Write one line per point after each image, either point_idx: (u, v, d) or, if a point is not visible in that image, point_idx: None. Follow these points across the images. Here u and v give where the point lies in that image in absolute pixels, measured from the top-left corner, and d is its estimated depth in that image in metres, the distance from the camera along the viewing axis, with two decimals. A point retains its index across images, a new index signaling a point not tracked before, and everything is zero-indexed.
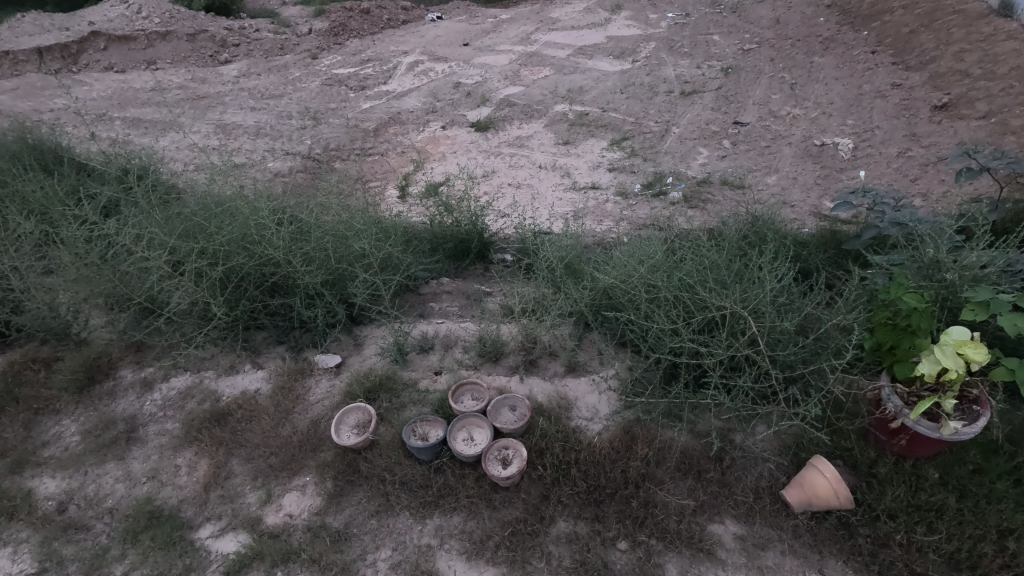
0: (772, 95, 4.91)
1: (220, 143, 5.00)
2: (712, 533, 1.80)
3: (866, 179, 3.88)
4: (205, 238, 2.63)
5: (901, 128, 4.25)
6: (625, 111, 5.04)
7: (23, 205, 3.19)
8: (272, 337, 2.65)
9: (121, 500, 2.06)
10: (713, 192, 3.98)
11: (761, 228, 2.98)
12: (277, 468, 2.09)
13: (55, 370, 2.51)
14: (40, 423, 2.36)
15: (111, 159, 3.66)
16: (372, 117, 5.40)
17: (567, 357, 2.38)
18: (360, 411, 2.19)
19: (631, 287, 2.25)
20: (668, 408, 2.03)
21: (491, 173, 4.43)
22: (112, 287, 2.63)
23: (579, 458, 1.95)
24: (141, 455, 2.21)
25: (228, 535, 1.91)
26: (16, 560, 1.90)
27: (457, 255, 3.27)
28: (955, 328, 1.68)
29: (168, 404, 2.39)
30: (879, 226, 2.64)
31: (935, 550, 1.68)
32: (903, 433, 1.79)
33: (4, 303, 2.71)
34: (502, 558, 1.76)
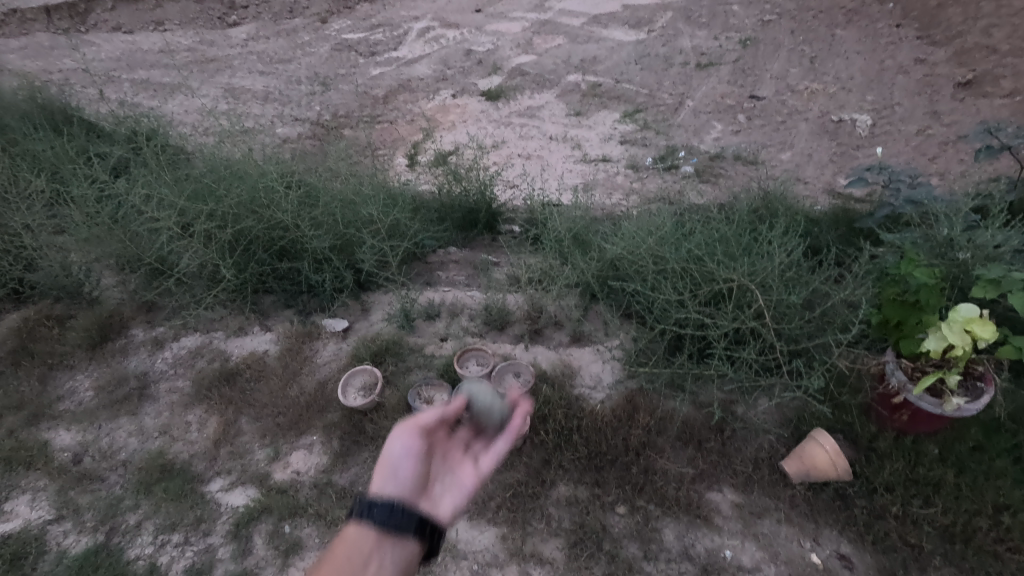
0: (791, 69, 4.79)
1: (228, 107, 4.96)
2: (710, 500, 1.82)
3: (883, 157, 3.81)
4: (214, 201, 2.64)
5: (922, 105, 4.14)
6: (638, 82, 4.94)
7: (34, 164, 3.20)
8: (280, 300, 2.68)
9: (134, 453, 2.12)
10: (725, 167, 3.93)
11: (773, 204, 2.94)
12: (284, 427, 2.13)
13: (69, 327, 2.56)
14: (54, 378, 2.42)
15: (120, 120, 3.65)
16: (381, 85, 5.33)
17: (572, 327, 2.39)
18: (366, 373, 2.23)
19: (639, 259, 2.25)
20: (671, 379, 2.05)
21: (501, 144, 4.38)
22: (124, 247, 2.66)
23: (581, 425, 1.98)
24: (153, 411, 2.26)
25: (238, 489, 1.97)
26: (34, 507, 1.97)
27: (466, 225, 3.22)
28: (964, 304, 1.66)
29: (179, 363, 2.43)
30: (894, 204, 2.62)
31: (931, 523, 1.70)
32: (905, 409, 1.80)
33: (18, 260, 2.75)
34: (503, 519, 1.80)
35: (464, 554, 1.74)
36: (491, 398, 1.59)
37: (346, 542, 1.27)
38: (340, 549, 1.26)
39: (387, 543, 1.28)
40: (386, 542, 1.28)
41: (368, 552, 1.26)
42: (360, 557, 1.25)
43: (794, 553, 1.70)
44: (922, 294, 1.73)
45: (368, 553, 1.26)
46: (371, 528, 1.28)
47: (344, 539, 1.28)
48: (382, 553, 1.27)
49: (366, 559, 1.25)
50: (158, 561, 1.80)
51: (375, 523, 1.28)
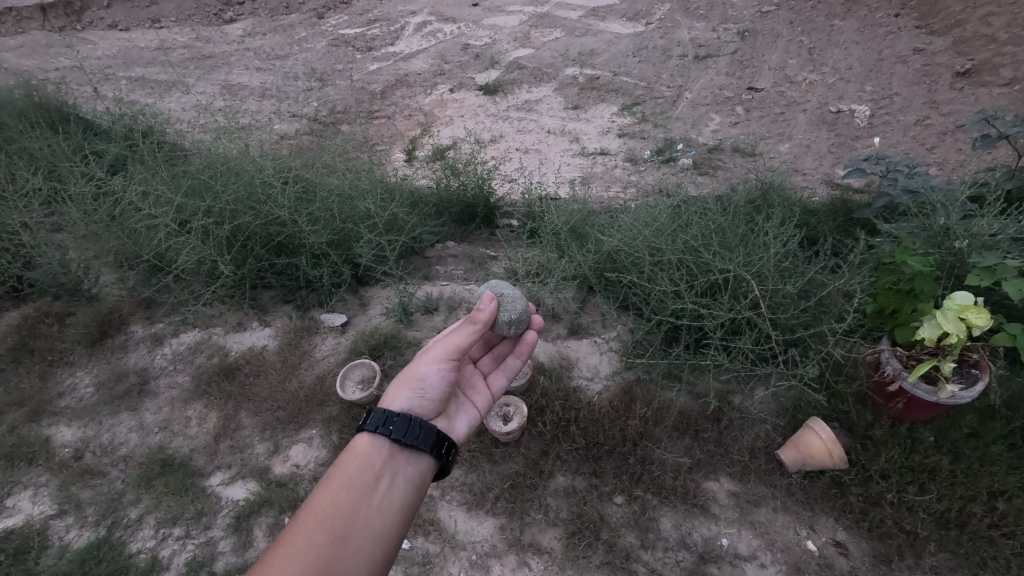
0: (789, 60, 4.77)
1: (225, 103, 4.95)
2: (707, 490, 1.84)
3: (881, 147, 3.80)
4: (211, 197, 2.65)
5: (921, 95, 4.13)
6: (636, 75, 4.93)
7: (31, 161, 3.20)
8: (278, 296, 2.69)
9: (134, 448, 2.13)
10: (724, 159, 3.92)
11: (771, 195, 2.94)
12: (284, 421, 2.15)
13: (69, 324, 2.57)
14: (54, 374, 2.43)
15: (116, 118, 3.65)
16: (379, 80, 5.32)
17: (570, 320, 2.40)
18: (364, 366, 2.24)
19: (635, 250, 2.25)
20: (668, 369, 2.06)
21: (499, 138, 4.37)
22: (122, 245, 2.67)
23: (578, 416, 1.99)
24: (154, 407, 2.28)
25: (238, 483, 1.98)
26: (36, 503, 1.99)
27: (463, 220, 3.24)
28: (959, 292, 1.66)
29: (179, 359, 2.44)
30: (891, 194, 2.62)
31: (926, 510, 1.71)
32: (901, 396, 1.81)
33: (16, 258, 2.76)
34: (501, 509, 1.81)
35: (464, 545, 1.76)
36: (510, 321, 1.67)
37: (355, 458, 1.30)
38: (348, 462, 1.29)
39: (396, 458, 1.31)
40: (397, 457, 1.32)
41: (378, 468, 1.29)
42: (369, 472, 1.27)
43: (790, 540, 1.71)
44: (917, 283, 1.72)
45: (378, 469, 1.29)
46: (383, 442, 1.32)
47: (354, 453, 1.31)
48: (391, 468, 1.30)
49: (375, 474, 1.27)
50: (160, 555, 1.81)
51: (389, 438, 1.32)
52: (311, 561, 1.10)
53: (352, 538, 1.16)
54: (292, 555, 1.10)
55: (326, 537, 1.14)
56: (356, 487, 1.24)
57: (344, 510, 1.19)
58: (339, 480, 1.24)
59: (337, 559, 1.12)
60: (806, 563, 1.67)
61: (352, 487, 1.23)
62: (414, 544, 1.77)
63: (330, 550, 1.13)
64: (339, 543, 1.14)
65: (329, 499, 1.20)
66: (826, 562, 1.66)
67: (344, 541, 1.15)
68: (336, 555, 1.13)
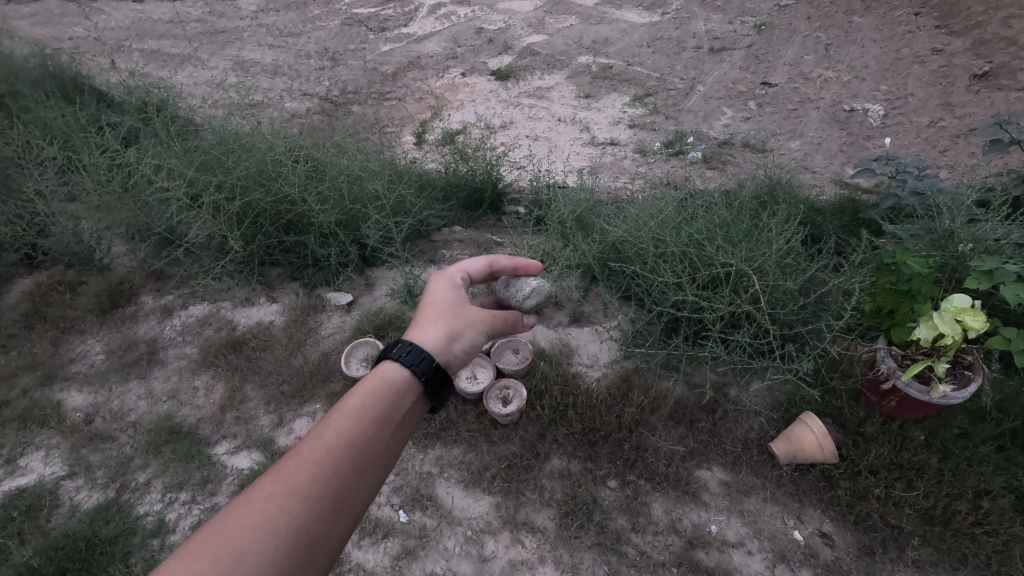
0: (805, 56, 4.73)
1: (237, 80, 4.97)
2: (698, 477, 1.88)
3: (892, 148, 3.79)
4: (223, 173, 2.69)
5: (936, 96, 4.09)
6: (650, 66, 4.91)
7: (46, 131, 3.25)
8: (286, 273, 2.72)
9: (143, 416, 2.19)
10: (733, 154, 3.92)
11: (779, 191, 2.94)
12: (288, 395, 2.20)
13: (81, 293, 2.62)
14: (67, 341, 2.49)
15: (131, 91, 3.69)
16: (391, 61, 5.31)
17: (572, 307, 2.43)
18: (368, 345, 2.30)
19: (639, 241, 2.27)
20: (666, 360, 2.10)
21: (509, 124, 4.38)
22: (135, 217, 2.73)
23: (576, 401, 2.04)
24: (162, 376, 2.33)
25: (242, 452, 2.04)
26: (48, 463, 2.05)
27: (471, 205, 3.26)
28: (957, 295, 1.69)
29: (187, 330, 2.50)
30: (898, 195, 2.63)
31: (912, 505, 1.75)
32: (894, 395, 1.84)
33: (30, 226, 2.82)
34: (498, 488, 1.86)
35: (459, 521, 1.80)
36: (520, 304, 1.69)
37: (383, 384, 1.14)
38: (376, 389, 1.13)
39: (420, 401, 1.17)
40: (419, 403, 1.18)
41: (404, 403, 1.14)
42: (397, 405, 1.13)
43: (777, 529, 1.76)
44: (915, 283, 1.74)
45: (404, 404, 1.14)
46: (413, 383, 1.16)
47: (383, 380, 1.15)
48: (413, 406, 1.16)
49: (401, 409, 1.13)
50: (166, 518, 1.87)
51: (421, 382, 1.17)
52: (332, 486, 0.99)
53: (373, 471, 1.05)
54: (314, 475, 0.99)
55: (349, 466, 1.02)
56: (384, 420, 1.10)
57: (368, 440, 1.06)
58: (368, 407, 1.10)
59: (354, 494, 1.01)
60: (792, 552, 1.71)
61: (378, 418, 1.09)
62: (411, 518, 1.82)
63: (350, 480, 1.02)
64: (359, 475, 1.03)
65: (355, 423, 1.06)
66: (811, 552, 1.70)
67: (365, 475, 1.03)
68: (354, 487, 1.02)
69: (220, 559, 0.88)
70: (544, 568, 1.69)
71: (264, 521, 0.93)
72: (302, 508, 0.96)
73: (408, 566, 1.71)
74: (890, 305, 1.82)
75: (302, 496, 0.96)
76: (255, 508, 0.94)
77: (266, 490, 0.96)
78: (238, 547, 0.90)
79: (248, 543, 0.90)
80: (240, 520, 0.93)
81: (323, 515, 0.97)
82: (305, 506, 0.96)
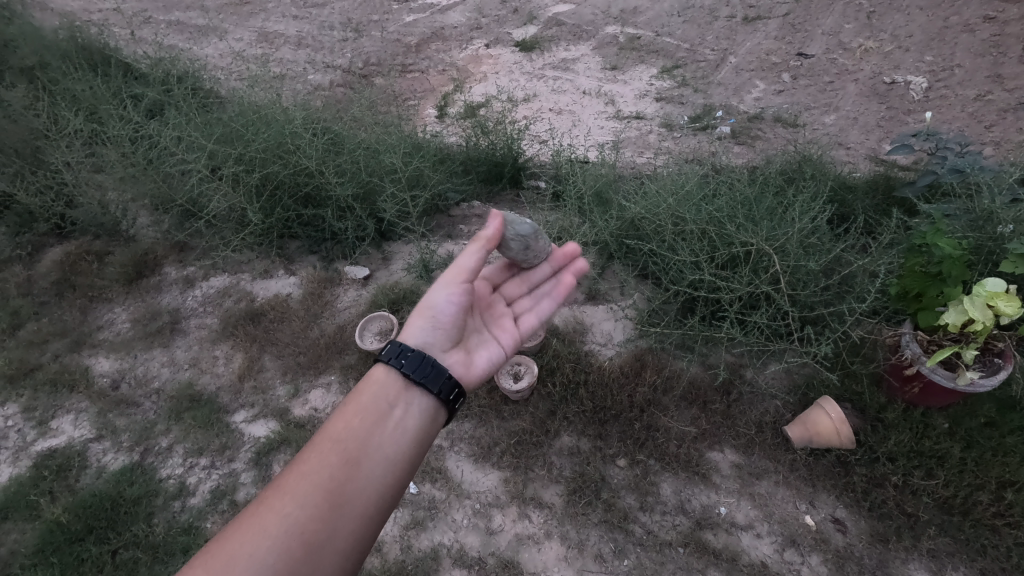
0: (845, 24, 4.45)
1: (261, 51, 4.97)
2: (710, 459, 1.86)
3: (933, 123, 3.61)
4: (243, 145, 2.70)
5: (987, 66, 3.83)
6: (679, 36, 4.74)
7: (75, 103, 3.30)
8: (305, 246, 2.75)
9: (166, 382, 2.25)
10: (764, 129, 3.78)
11: (809, 167, 2.83)
12: (304, 366, 2.24)
13: (108, 263, 2.69)
14: (95, 309, 2.56)
15: (156, 63, 3.72)
16: (415, 32, 5.23)
17: (588, 285, 2.40)
18: (382, 319, 2.33)
19: (658, 218, 2.21)
20: (681, 340, 2.07)
21: (533, 97, 4.29)
22: (157, 189, 2.77)
23: (588, 379, 2.03)
24: (184, 345, 2.39)
25: (260, 421, 2.09)
26: (77, 426, 2.13)
27: (490, 179, 3.22)
28: (991, 279, 1.60)
29: (208, 301, 2.55)
30: (937, 172, 2.49)
31: (931, 494, 1.70)
32: (917, 380, 1.78)
33: (59, 197, 2.89)
34: (507, 463, 1.88)
35: (469, 494, 1.83)
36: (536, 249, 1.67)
37: (369, 386, 1.28)
38: (362, 392, 1.27)
39: (408, 390, 1.28)
40: (412, 389, 1.28)
41: (393, 397, 1.26)
42: (384, 401, 1.25)
43: (788, 514, 1.73)
44: (945, 266, 1.65)
45: (392, 400, 1.26)
46: (395, 375, 1.28)
47: (368, 383, 1.29)
48: (403, 402, 1.27)
49: (389, 404, 1.25)
50: (187, 482, 1.93)
51: (401, 371, 1.29)
52: (322, 482, 1.09)
53: (365, 462, 1.15)
54: (305, 474, 1.10)
55: (338, 460, 1.13)
56: (372, 416, 1.22)
57: (359, 435, 1.17)
58: (354, 408, 1.23)
59: (347, 484, 1.11)
60: (802, 536, 1.68)
61: (366, 415, 1.22)
62: (421, 489, 1.85)
63: (341, 472, 1.12)
64: (350, 469, 1.12)
65: (342, 425, 1.19)
66: (822, 537, 1.68)
67: (356, 465, 1.13)
68: (347, 478, 1.12)
69: (217, 565, 0.97)
70: (550, 543, 1.70)
71: (257, 525, 1.03)
72: (295, 507, 1.05)
73: (416, 536, 1.74)
74: (918, 288, 1.74)
75: (293, 495, 1.07)
76: (252, 514, 1.05)
77: (262, 497, 1.08)
78: (235, 552, 0.99)
79: (243, 547, 1.00)
80: (234, 531, 1.03)
81: (315, 511, 1.06)
82: (297, 504, 1.06)
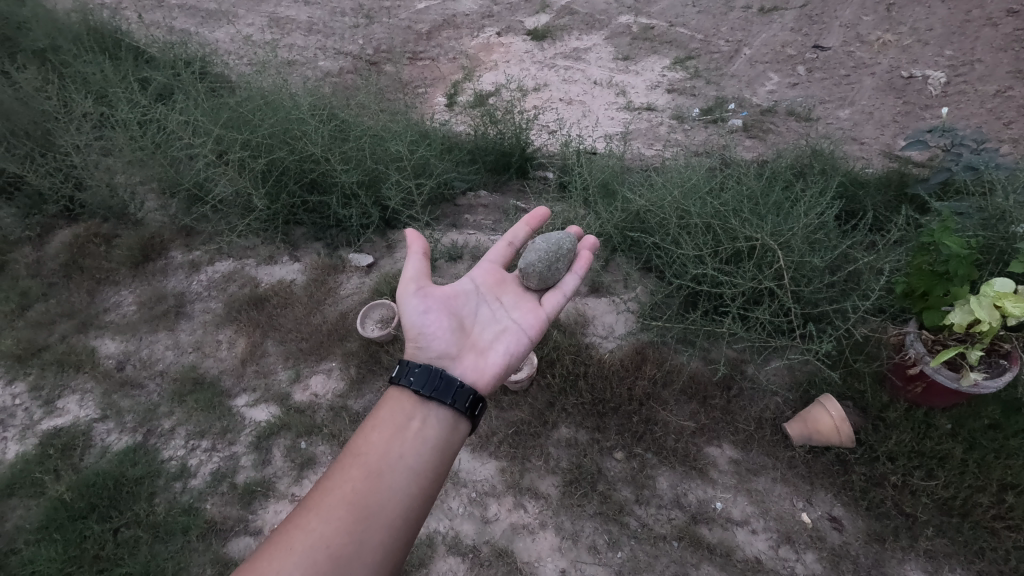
0: (863, 16, 4.37)
1: (272, 37, 4.96)
2: (708, 454, 1.85)
3: (950, 118, 3.53)
4: (249, 130, 2.72)
5: (1008, 62, 3.74)
6: (693, 26, 4.67)
7: (85, 85, 3.32)
8: (310, 233, 2.76)
9: (170, 365, 2.28)
10: (776, 122, 3.73)
11: (820, 162, 2.78)
12: (306, 352, 2.25)
13: (115, 246, 2.72)
14: (102, 291, 2.59)
15: (167, 48, 3.73)
16: (426, 19, 5.19)
17: (591, 277, 2.39)
18: (384, 307, 2.35)
19: (663, 211, 2.20)
20: (682, 334, 2.06)
21: (543, 87, 4.25)
22: (164, 172, 2.79)
23: (587, 371, 2.02)
24: (188, 328, 2.41)
25: (261, 405, 2.11)
26: (83, 406, 2.17)
27: (498, 169, 3.20)
28: (999, 279, 1.57)
29: (213, 285, 2.57)
30: (952, 169, 2.44)
31: (931, 495, 1.68)
32: (920, 380, 1.76)
33: (68, 179, 2.92)
34: (504, 453, 1.88)
35: (465, 482, 1.83)
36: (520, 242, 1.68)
37: (387, 402, 1.30)
38: (381, 409, 1.28)
39: (424, 402, 1.28)
40: (426, 401, 1.28)
41: (409, 411, 1.27)
42: (401, 415, 1.26)
43: (785, 511, 1.72)
44: (951, 265, 1.63)
45: (410, 412, 1.27)
46: (410, 390, 1.29)
47: (386, 402, 1.31)
48: (422, 413, 1.27)
49: (407, 417, 1.26)
50: (188, 463, 1.96)
51: (413, 387, 1.29)
52: (346, 497, 1.10)
53: (388, 475, 1.15)
54: (329, 491, 1.12)
55: (360, 475, 1.14)
56: (392, 431, 1.23)
57: (379, 449, 1.18)
58: (374, 425, 1.24)
59: (370, 496, 1.11)
60: (798, 534, 1.67)
61: (385, 430, 1.23)
62: None
63: (364, 486, 1.12)
64: (372, 482, 1.13)
65: (363, 441, 1.21)
66: (818, 535, 1.67)
67: (377, 478, 1.13)
68: (370, 491, 1.12)
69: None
70: (544, 533, 1.71)
71: (284, 545, 1.04)
72: (320, 523, 1.06)
73: None
74: (924, 287, 1.72)
75: (318, 512, 1.08)
76: (281, 534, 1.07)
77: (289, 518, 1.10)
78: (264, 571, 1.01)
79: (272, 566, 1.01)
80: (264, 552, 1.04)
81: (340, 524, 1.06)
82: (322, 520, 1.07)
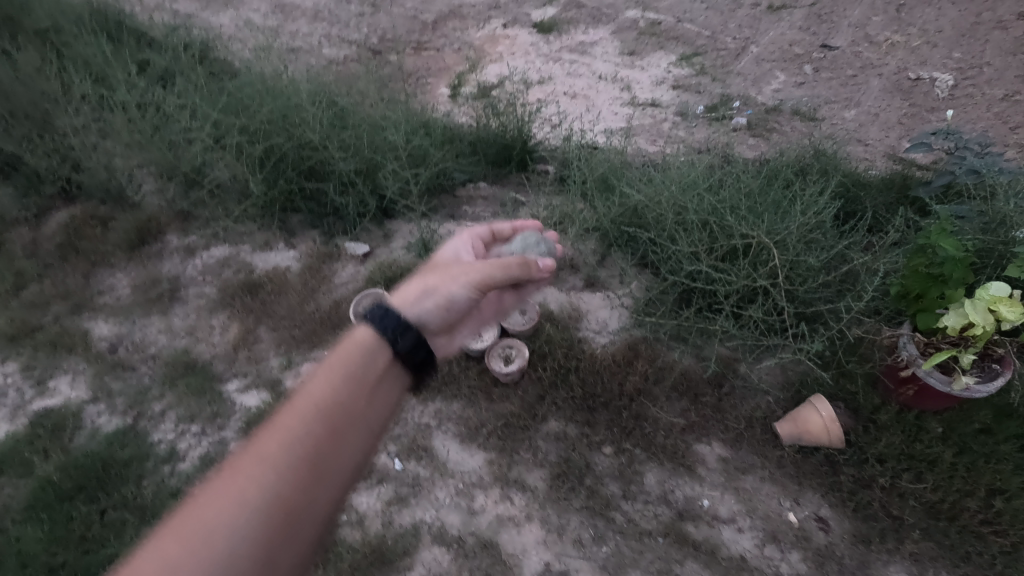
0: (872, 17, 4.34)
1: (276, 23, 4.93)
2: (697, 452, 1.84)
3: (956, 122, 3.50)
4: (248, 116, 2.71)
5: (1016, 66, 3.72)
6: (701, 23, 4.63)
7: (86, 67, 3.31)
8: (307, 221, 2.74)
9: (162, 349, 2.28)
10: (781, 122, 3.70)
11: (822, 162, 2.76)
12: (299, 339, 2.25)
13: (111, 228, 2.71)
14: (96, 274, 2.58)
15: (170, 31, 3.71)
16: (432, 9, 5.16)
17: (587, 272, 2.37)
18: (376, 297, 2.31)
19: (660, 207, 2.18)
20: (676, 331, 2.04)
21: (548, 80, 4.22)
22: (161, 156, 2.78)
23: (579, 366, 2.02)
24: (182, 313, 2.41)
25: (252, 391, 2.11)
26: (74, 387, 2.17)
27: (499, 162, 3.12)
28: (994, 283, 1.57)
29: (208, 270, 2.56)
30: (955, 172, 2.40)
31: (918, 498, 1.68)
32: (912, 383, 1.74)
33: (65, 161, 2.91)
34: (493, 445, 1.88)
35: (453, 473, 1.83)
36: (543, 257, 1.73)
37: (356, 348, 1.22)
38: (348, 353, 1.21)
39: (394, 363, 1.25)
40: (395, 364, 1.25)
41: (378, 367, 1.22)
42: (370, 369, 1.21)
43: (772, 510, 1.72)
44: (947, 267, 1.62)
45: (378, 370, 1.23)
46: (385, 346, 1.24)
47: (353, 344, 1.23)
48: (387, 372, 1.24)
49: (374, 374, 1.22)
50: (177, 447, 1.97)
51: (392, 345, 1.24)
52: (303, 451, 1.06)
53: (347, 435, 1.13)
54: (287, 439, 1.06)
55: (320, 429, 1.10)
56: (358, 386, 1.18)
57: (341, 404, 1.14)
58: (340, 372, 1.17)
59: (329, 455, 1.09)
60: (784, 533, 1.67)
61: (352, 383, 1.18)
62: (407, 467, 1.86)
63: (323, 442, 1.09)
64: (332, 440, 1.10)
65: (326, 389, 1.15)
66: (804, 534, 1.67)
67: (338, 437, 1.11)
68: (328, 449, 1.10)
69: (188, 532, 0.94)
70: (530, 525, 1.71)
71: (234, 492, 0.99)
72: (275, 475, 1.02)
73: (399, 512, 1.76)
74: (919, 289, 1.70)
75: (273, 461, 1.03)
76: (228, 478, 1.00)
77: (237, 461, 1.03)
78: (210, 517, 0.96)
79: (219, 514, 0.97)
80: (209, 495, 0.98)
81: (295, 479, 1.04)
82: (277, 471, 1.03)
